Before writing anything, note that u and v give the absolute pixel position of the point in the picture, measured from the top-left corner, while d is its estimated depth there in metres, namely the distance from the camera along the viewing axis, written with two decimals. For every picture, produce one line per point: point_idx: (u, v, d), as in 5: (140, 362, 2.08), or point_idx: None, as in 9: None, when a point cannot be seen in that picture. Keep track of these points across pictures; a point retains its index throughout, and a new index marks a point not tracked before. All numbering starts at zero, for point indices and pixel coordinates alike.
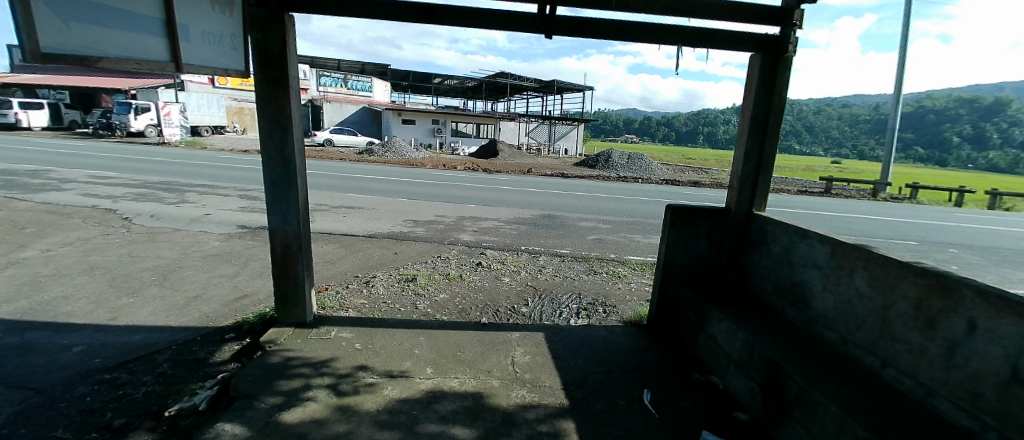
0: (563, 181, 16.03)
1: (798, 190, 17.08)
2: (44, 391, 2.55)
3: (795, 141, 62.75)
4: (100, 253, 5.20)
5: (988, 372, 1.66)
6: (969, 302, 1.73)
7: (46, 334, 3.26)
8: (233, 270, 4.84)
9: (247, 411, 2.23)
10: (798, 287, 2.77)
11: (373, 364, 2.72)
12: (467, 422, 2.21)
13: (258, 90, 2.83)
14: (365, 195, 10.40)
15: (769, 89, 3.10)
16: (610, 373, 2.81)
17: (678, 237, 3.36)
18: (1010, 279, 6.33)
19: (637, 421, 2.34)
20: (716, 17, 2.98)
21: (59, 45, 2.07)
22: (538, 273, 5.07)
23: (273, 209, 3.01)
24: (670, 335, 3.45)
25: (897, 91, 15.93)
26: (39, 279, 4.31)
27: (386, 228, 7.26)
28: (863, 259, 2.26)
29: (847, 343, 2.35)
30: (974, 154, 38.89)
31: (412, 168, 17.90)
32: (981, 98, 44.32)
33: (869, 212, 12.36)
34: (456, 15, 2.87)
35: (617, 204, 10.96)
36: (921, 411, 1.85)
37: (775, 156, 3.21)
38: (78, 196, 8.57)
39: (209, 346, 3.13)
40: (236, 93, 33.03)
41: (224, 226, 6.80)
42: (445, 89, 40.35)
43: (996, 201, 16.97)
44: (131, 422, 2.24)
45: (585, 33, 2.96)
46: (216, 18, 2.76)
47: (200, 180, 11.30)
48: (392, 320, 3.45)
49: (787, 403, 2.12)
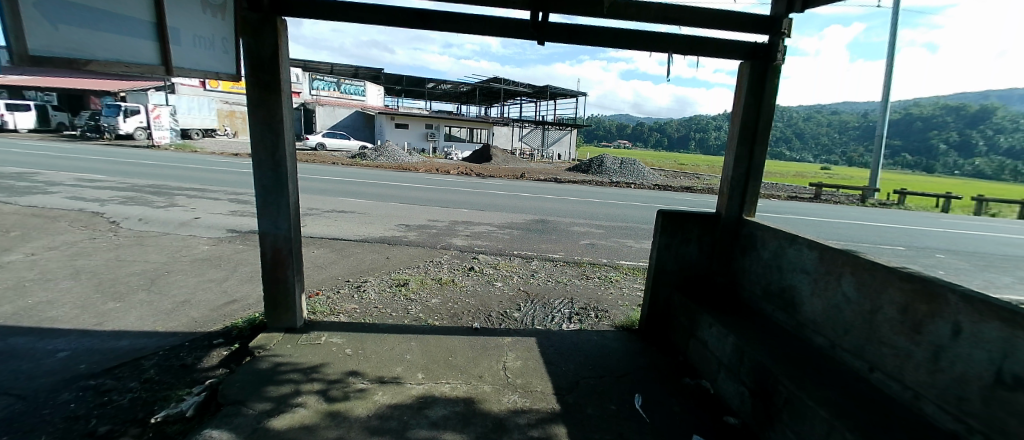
0: (556, 186, 16.10)
1: (788, 196, 17.30)
2: (27, 397, 2.50)
3: (786, 148, 63.48)
4: (86, 257, 5.13)
5: (973, 375, 1.70)
6: (952, 306, 1.77)
7: (29, 339, 3.19)
8: (223, 275, 4.79)
9: (236, 417, 2.20)
10: (787, 292, 2.80)
11: (364, 370, 2.71)
12: (458, 428, 2.20)
13: (249, 93, 2.81)
14: (358, 199, 10.38)
15: (758, 95, 3.15)
16: (601, 378, 2.82)
17: (669, 241, 3.39)
18: (995, 284, 6.44)
19: (628, 425, 2.34)
20: (705, 25, 3.03)
21: (48, 48, 2.05)
22: (530, 278, 5.07)
23: (264, 213, 2.99)
24: (660, 340, 3.47)
25: (885, 99, 16.23)
26: (24, 283, 4.25)
27: (378, 232, 7.22)
28: (851, 264, 2.30)
29: (836, 348, 2.37)
30: (961, 161, 39.61)
31: (405, 172, 17.78)
32: (967, 106, 45.08)
33: (857, 218, 12.55)
34: (449, 21, 2.88)
35: (609, 209, 11.03)
36: (907, 415, 1.87)
37: (764, 162, 3.27)
38: (64, 199, 8.45)
39: (197, 352, 3.09)
40: (227, 96, 32.80)
41: (214, 230, 6.75)
42: (439, 93, 40.30)
43: (982, 207, 17.29)
44: (117, 429, 2.21)
45: (577, 41, 2.99)
46: (205, 21, 2.72)
47: (190, 183, 11.20)
48: (383, 325, 3.43)
49: (775, 407, 2.14)
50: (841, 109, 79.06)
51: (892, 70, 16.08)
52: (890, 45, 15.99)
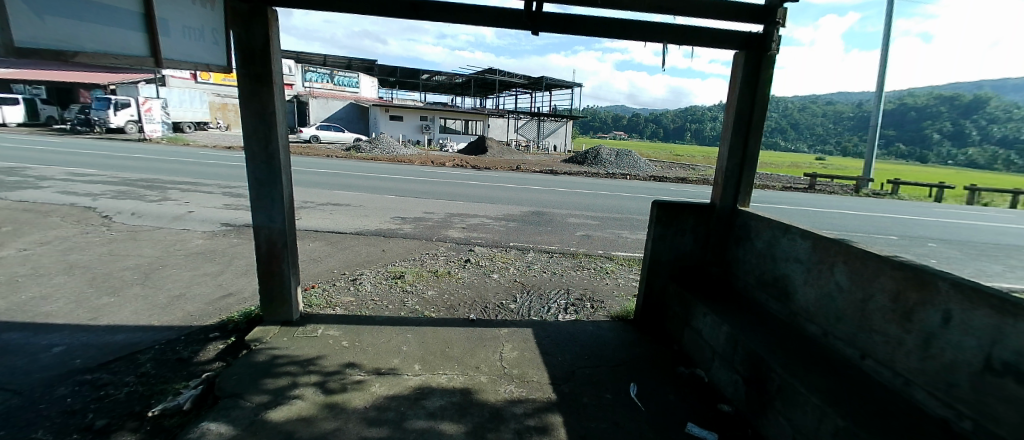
0: (553, 177, 16.11)
1: (783, 186, 17.42)
2: (22, 393, 2.49)
3: (781, 138, 63.59)
4: (78, 252, 5.09)
5: (961, 362, 1.73)
6: (943, 294, 1.79)
7: (24, 335, 3.18)
8: (217, 269, 4.77)
9: (233, 410, 2.21)
10: (780, 281, 2.83)
11: (361, 362, 2.72)
12: (455, 418, 2.23)
13: (242, 86, 2.79)
14: (353, 192, 10.32)
15: (753, 85, 3.15)
16: (597, 367, 2.85)
17: (664, 232, 3.41)
18: (986, 273, 6.53)
19: (624, 414, 2.37)
20: (701, 14, 3.00)
21: (33, 39, 2.01)
22: (526, 269, 5.09)
23: (259, 206, 2.98)
24: (656, 329, 3.50)
25: (880, 88, 16.28)
26: (16, 279, 4.21)
27: (373, 225, 7.17)
28: (843, 253, 2.32)
29: (828, 336, 2.41)
30: (955, 151, 39.80)
31: (401, 165, 17.66)
32: (961, 96, 45.14)
33: (850, 208, 12.65)
34: (442, 11, 2.86)
35: (605, 200, 11.05)
36: (898, 402, 1.91)
37: (759, 152, 3.28)
38: (55, 193, 8.35)
39: (192, 345, 3.09)
40: (219, 89, 32.40)
41: (208, 223, 6.71)
42: (433, 85, 39.98)
43: (975, 197, 17.41)
44: (113, 423, 2.21)
45: (574, 30, 2.96)
46: (195, 12, 2.66)
47: (183, 177, 11.10)
48: (380, 317, 3.44)
49: (769, 394, 2.17)
50: (835, 99, 79.17)
51: (887, 61, 16.12)
52: (884, 35, 16.00)
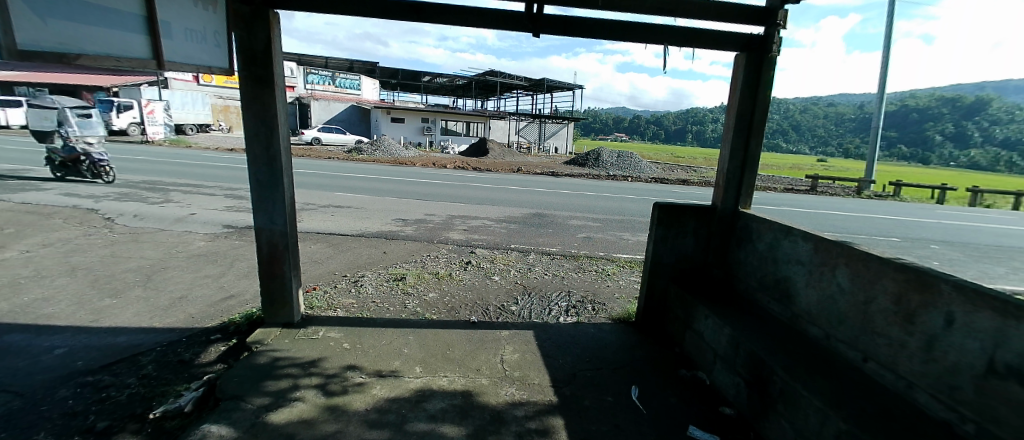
0: (554, 179, 16.13)
1: (785, 188, 17.40)
2: (24, 394, 2.50)
3: (783, 139, 63.55)
4: (81, 254, 5.10)
5: (964, 365, 1.72)
6: (946, 296, 1.78)
7: (26, 337, 3.19)
8: (219, 271, 4.77)
9: (234, 412, 2.21)
10: (782, 283, 2.83)
11: (362, 364, 2.72)
12: (456, 420, 2.22)
13: (243, 87, 2.80)
14: (355, 194, 10.34)
15: (754, 87, 3.15)
16: (598, 369, 2.84)
17: (665, 234, 3.41)
18: (989, 274, 6.50)
19: (625, 417, 2.36)
20: (702, 17, 3.00)
21: (34, 41, 2.03)
22: (527, 271, 5.08)
23: (260, 208, 2.98)
24: (657, 332, 3.49)
25: (881, 90, 16.28)
26: (18, 281, 4.22)
27: (374, 227, 7.18)
28: (845, 255, 2.31)
29: (830, 338, 2.40)
30: (956, 153, 39.74)
31: (403, 167, 17.69)
32: (963, 97, 45.08)
33: (852, 209, 12.63)
34: (443, 14, 2.87)
35: (606, 202, 11.04)
36: (901, 405, 1.90)
37: (760, 154, 3.27)
38: (58, 195, 8.37)
39: (194, 347, 3.09)
40: (221, 91, 32.49)
41: (210, 226, 6.72)
42: (434, 87, 40.05)
43: (977, 198, 17.35)
44: (114, 425, 2.21)
45: (574, 32, 2.96)
46: (197, 14, 2.68)
47: (185, 179, 11.13)
48: (381, 319, 3.44)
49: (771, 397, 2.16)
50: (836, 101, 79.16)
51: (888, 62, 16.12)
52: (885, 37, 16.01)
